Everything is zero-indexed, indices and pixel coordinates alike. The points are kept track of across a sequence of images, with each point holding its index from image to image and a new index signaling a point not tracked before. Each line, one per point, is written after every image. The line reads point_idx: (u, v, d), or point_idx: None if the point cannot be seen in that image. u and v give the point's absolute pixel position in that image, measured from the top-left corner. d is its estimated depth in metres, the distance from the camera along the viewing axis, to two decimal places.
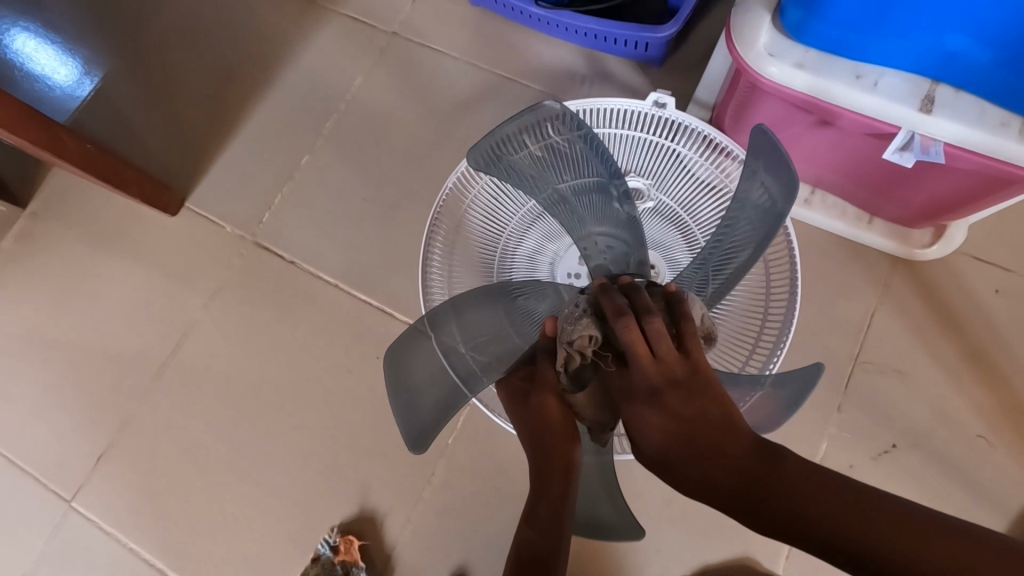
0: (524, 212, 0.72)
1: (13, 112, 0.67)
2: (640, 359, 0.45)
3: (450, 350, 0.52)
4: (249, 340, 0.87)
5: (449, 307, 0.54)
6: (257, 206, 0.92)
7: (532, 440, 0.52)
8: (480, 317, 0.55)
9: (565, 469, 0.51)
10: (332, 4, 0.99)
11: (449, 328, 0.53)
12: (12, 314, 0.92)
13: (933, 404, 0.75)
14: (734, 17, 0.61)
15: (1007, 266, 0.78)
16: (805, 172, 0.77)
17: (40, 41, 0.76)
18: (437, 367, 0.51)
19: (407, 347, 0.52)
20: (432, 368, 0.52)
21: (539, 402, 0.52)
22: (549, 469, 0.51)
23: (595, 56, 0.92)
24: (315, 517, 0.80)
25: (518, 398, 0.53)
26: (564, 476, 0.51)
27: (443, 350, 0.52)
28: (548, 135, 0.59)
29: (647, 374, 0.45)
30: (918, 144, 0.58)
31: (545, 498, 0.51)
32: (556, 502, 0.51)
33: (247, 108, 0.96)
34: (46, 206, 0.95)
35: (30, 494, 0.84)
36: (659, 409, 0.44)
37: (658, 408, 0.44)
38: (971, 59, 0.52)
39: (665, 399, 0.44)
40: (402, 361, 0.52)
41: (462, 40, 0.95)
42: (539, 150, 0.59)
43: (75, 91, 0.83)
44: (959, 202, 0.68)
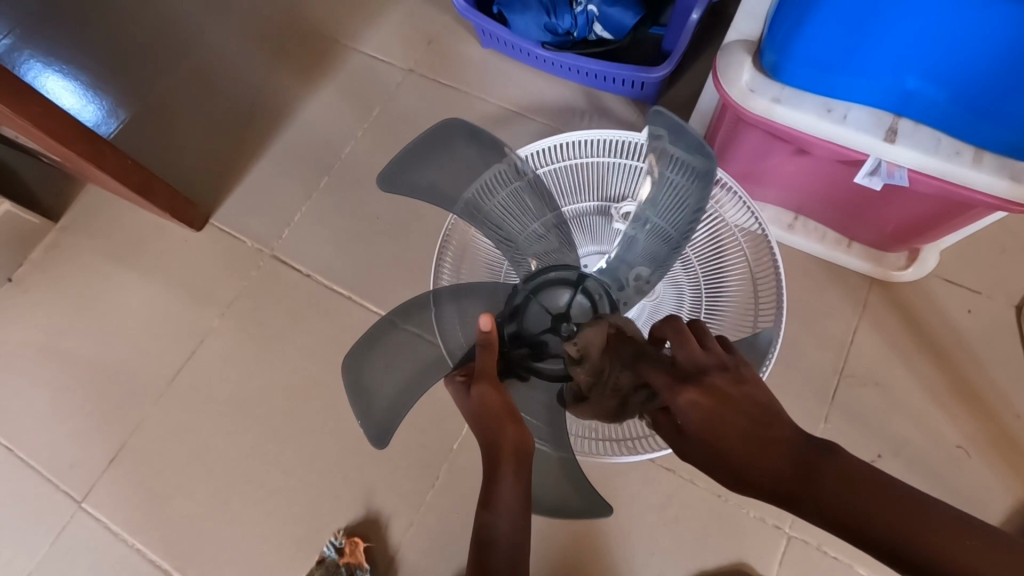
0: (530, 225, 0.69)
1: (65, 129, 0.73)
2: (692, 351, 0.45)
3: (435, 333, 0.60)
4: (263, 348, 0.91)
5: (450, 294, 0.64)
6: (277, 222, 0.98)
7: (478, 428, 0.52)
8: (480, 315, 0.63)
9: (512, 447, 0.49)
10: (354, 43, 1.08)
11: (441, 312, 0.62)
12: (33, 321, 0.95)
13: (914, 415, 0.79)
14: (719, 59, 0.69)
15: (977, 288, 0.84)
16: (788, 199, 0.84)
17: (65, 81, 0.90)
18: (416, 347, 0.60)
19: (379, 339, 0.60)
20: (411, 349, 0.60)
21: (478, 392, 0.52)
22: (502, 453, 0.49)
23: (595, 94, 1.00)
24: (321, 520, 0.82)
25: (461, 385, 0.55)
26: (516, 458, 0.49)
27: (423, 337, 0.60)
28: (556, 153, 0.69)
29: (699, 361, 0.44)
30: (885, 169, 0.66)
31: (503, 480, 0.47)
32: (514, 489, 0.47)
33: (271, 135, 1.03)
34: (76, 220, 1.00)
35: (42, 494, 0.86)
36: (707, 389, 0.41)
37: (708, 390, 0.41)
38: (928, 97, 0.60)
39: (712, 380, 0.42)
40: (377, 355, 0.59)
41: (473, 78, 1.04)
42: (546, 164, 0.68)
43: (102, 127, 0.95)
44: (930, 226, 0.74)
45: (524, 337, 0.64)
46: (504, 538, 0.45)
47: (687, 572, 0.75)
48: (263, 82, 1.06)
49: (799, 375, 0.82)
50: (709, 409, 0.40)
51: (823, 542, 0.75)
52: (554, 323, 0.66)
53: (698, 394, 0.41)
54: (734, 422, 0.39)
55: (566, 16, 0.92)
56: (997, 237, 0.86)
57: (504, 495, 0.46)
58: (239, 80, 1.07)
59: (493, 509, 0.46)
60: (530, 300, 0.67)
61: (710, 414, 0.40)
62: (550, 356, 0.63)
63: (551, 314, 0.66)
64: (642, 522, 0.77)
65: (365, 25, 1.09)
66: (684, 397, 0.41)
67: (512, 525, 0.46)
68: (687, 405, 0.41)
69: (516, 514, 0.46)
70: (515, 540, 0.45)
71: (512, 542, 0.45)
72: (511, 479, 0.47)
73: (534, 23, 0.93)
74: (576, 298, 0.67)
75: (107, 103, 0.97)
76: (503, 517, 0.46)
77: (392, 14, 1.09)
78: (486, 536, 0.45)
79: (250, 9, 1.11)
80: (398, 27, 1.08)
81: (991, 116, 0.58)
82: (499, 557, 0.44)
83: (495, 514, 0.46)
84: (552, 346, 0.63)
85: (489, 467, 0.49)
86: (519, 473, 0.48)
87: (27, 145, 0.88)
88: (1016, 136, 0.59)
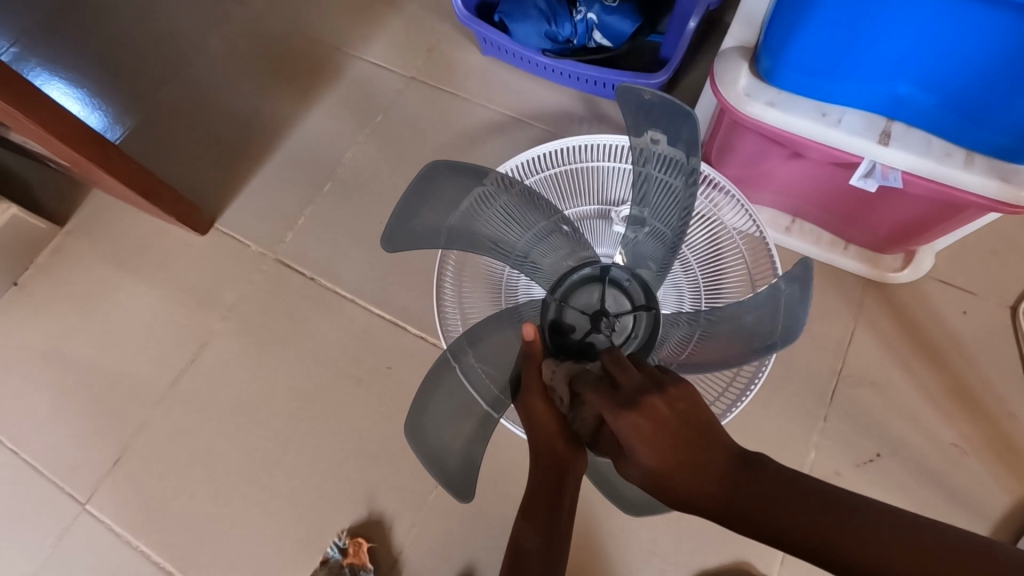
0: (529, 236, 0.66)
1: (74, 132, 0.74)
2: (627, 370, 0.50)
3: (466, 375, 0.59)
4: (266, 350, 0.91)
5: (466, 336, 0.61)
6: (281, 226, 0.99)
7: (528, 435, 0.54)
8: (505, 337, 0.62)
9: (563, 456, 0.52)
10: (355, 50, 1.10)
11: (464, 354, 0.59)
12: (38, 324, 0.96)
13: (911, 414, 0.80)
14: (716, 65, 0.71)
15: (971, 289, 0.86)
16: (786, 202, 0.85)
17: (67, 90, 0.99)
18: (457, 390, 0.58)
19: (439, 370, 0.58)
20: (452, 394, 0.58)
21: (528, 406, 0.54)
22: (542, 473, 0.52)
23: (593, 100, 1.02)
24: (324, 521, 0.82)
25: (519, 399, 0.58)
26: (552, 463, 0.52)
27: (461, 378, 0.58)
28: (490, 200, 0.62)
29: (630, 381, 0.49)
30: (879, 171, 0.67)
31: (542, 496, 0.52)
32: (550, 495, 0.51)
33: (274, 140, 1.05)
34: (82, 225, 1.01)
35: (45, 497, 0.86)
36: (648, 415, 0.45)
37: (648, 414, 0.46)
38: (919, 102, 0.61)
39: (647, 402, 0.46)
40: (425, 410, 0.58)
41: (474, 84, 1.05)
42: (496, 204, 0.62)
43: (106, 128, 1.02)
44: (924, 227, 0.76)
45: (569, 342, 0.65)
46: (536, 549, 0.50)
47: (688, 571, 0.76)
48: (266, 89, 1.08)
49: (799, 376, 0.83)
50: (656, 433, 0.44)
51: None
52: (593, 322, 0.66)
53: (640, 420, 0.45)
54: (674, 444, 0.44)
55: (565, 24, 0.95)
56: (989, 238, 0.88)
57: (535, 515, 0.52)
58: (243, 87, 1.09)
59: (528, 520, 0.51)
60: (564, 304, 0.67)
61: (653, 439, 0.44)
62: (600, 353, 0.64)
63: (589, 315, 0.66)
64: (645, 523, 0.78)
65: (367, 32, 1.11)
66: (628, 433, 0.45)
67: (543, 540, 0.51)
68: (632, 436, 0.45)
69: (547, 527, 0.51)
70: (547, 547, 0.50)
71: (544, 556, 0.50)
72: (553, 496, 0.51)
73: (534, 32, 0.95)
74: (608, 292, 0.68)
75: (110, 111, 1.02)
76: (535, 528, 0.51)
77: (394, 22, 1.11)
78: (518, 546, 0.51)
79: (254, 16, 1.14)
80: (399, 35, 1.10)
81: (980, 119, 0.60)
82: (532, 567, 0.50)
83: (526, 525, 0.52)
84: (599, 342, 0.64)
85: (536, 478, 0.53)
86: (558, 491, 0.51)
87: (35, 150, 0.90)
88: (1005, 138, 0.60)
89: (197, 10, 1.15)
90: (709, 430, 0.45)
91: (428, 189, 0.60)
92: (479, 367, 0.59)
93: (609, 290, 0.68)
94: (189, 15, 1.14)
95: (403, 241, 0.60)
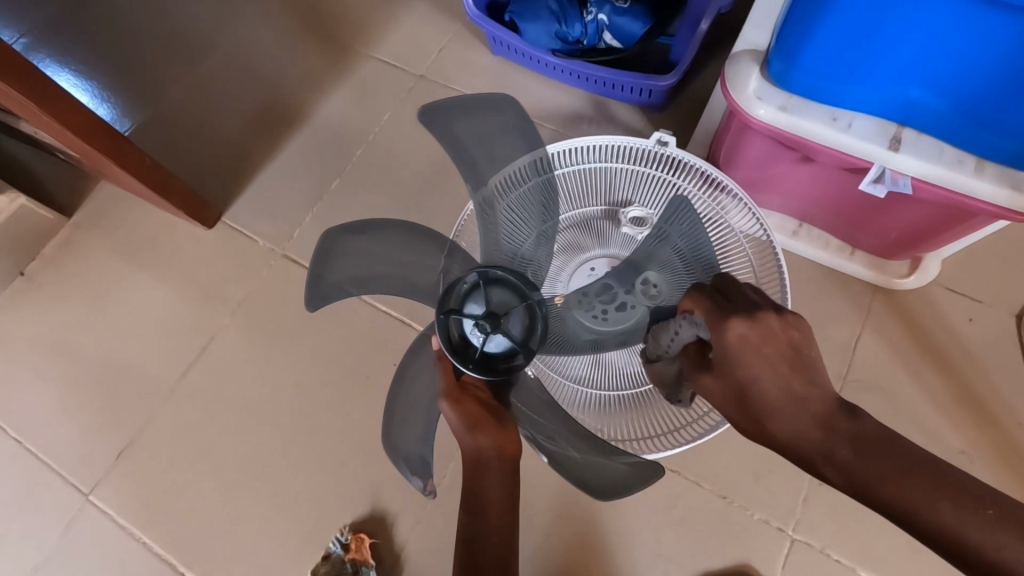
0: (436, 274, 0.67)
1: (88, 125, 0.74)
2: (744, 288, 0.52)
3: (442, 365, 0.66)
4: (271, 345, 0.92)
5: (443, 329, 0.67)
6: (289, 221, 0.99)
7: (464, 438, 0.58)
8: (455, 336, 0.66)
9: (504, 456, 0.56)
10: (365, 48, 1.10)
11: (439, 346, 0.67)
12: (45, 315, 0.96)
13: (916, 421, 0.80)
14: (727, 68, 0.71)
15: (978, 296, 0.86)
16: (794, 206, 0.85)
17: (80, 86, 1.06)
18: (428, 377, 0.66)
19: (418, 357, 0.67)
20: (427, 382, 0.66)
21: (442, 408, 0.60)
22: (485, 460, 0.55)
23: (602, 101, 1.02)
24: (328, 516, 0.82)
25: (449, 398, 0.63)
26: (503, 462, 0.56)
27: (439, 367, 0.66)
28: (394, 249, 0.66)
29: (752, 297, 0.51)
30: (889, 177, 0.67)
31: (490, 485, 0.55)
32: (502, 489, 0.55)
33: (283, 135, 1.05)
34: (90, 217, 1.02)
35: (50, 487, 0.87)
36: (759, 328, 0.47)
37: (760, 326, 0.47)
38: (931, 108, 0.61)
39: (767, 321, 0.48)
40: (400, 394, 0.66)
41: (483, 84, 1.05)
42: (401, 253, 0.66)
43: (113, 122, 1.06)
44: (933, 233, 0.76)
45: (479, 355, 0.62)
46: (496, 538, 0.52)
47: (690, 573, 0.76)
48: (276, 84, 1.08)
49: None
50: (770, 353, 0.46)
51: (826, 545, 0.76)
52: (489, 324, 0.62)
53: (754, 334, 0.47)
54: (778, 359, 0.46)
55: (576, 25, 0.95)
56: (997, 246, 0.88)
57: (492, 507, 0.53)
58: (252, 82, 1.09)
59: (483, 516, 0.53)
60: (453, 317, 0.63)
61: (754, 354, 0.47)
62: (509, 354, 0.63)
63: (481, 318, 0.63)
64: (648, 525, 0.78)
65: (378, 30, 1.11)
66: (735, 336, 0.47)
67: (501, 529, 0.53)
68: (739, 340, 0.47)
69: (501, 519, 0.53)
70: (504, 538, 0.53)
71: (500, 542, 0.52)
72: (497, 479, 0.55)
73: (545, 32, 0.95)
74: (489, 294, 0.65)
75: (119, 107, 1.08)
76: (491, 521, 0.53)
77: (404, 20, 1.12)
78: (477, 540, 0.52)
79: (265, 12, 1.14)
80: (409, 33, 1.11)
81: (992, 126, 0.60)
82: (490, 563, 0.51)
83: (488, 521, 0.53)
84: (501, 345, 0.63)
85: (477, 468, 0.55)
86: (503, 473, 0.55)
87: (46, 142, 0.90)
88: (1016, 146, 0.60)
89: (208, 6, 1.15)
90: (815, 365, 0.47)
91: (337, 243, 0.65)
92: None
93: (492, 292, 0.65)
94: (200, 11, 1.15)
95: (321, 299, 0.66)
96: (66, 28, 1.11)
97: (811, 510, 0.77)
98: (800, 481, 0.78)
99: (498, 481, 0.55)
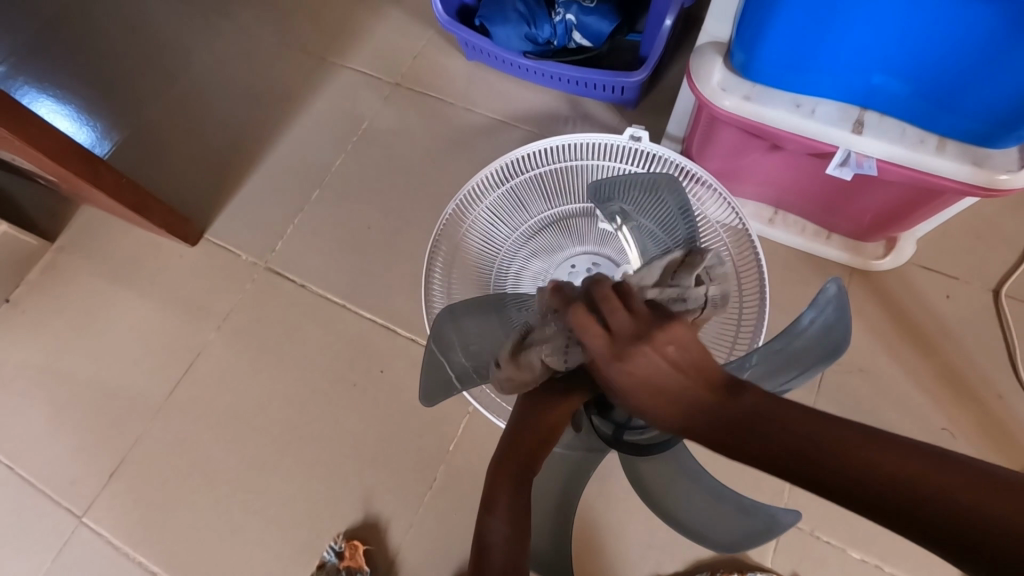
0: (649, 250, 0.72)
1: (63, 149, 0.75)
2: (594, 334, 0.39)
3: (445, 348, 0.63)
4: (259, 358, 0.92)
5: (446, 314, 0.63)
6: (270, 234, 1.00)
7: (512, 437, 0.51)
8: (476, 325, 0.64)
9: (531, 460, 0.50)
10: (340, 59, 1.11)
11: (444, 326, 0.63)
12: (30, 340, 0.97)
13: (899, 400, 0.81)
14: (692, 61, 0.72)
15: (954, 274, 0.87)
16: (768, 195, 0.86)
17: (67, 113, 1.08)
18: (439, 359, 0.63)
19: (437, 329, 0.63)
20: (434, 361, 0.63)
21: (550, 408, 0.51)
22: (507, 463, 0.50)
23: (577, 100, 1.03)
24: (322, 525, 0.83)
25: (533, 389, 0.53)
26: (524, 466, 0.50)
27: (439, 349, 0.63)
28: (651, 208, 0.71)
29: (626, 330, 0.38)
30: (854, 160, 0.68)
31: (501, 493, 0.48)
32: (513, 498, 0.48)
33: (262, 149, 1.06)
34: (73, 240, 1.02)
35: (42, 511, 0.87)
36: (643, 370, 0.37)
37: (643, 365, 0.37)
38: (891, 91, 0.62)
39: (647, 359, 0.37)
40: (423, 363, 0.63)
41: (458, 89, 1.06)
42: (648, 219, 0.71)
43: (94, 146, 1.07)
44: (904, 213, 0.77)
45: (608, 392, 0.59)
46: (498, 550, 0.45)
47: (684, 563, 0.77)
48: (252, 99, 1.09)
49: None
50: (671, 366, 0.37)
51: (815, 528, 0.77)
52: None
53: (648, 379, 0.37)
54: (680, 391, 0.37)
55: (545, 26, 0.96)
56: (970, 223, 0.89)
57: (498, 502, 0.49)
58: (229, 100, 1.09)
59: (492, 516, 0.47)
60: None
61: (647, 386, 0.37)
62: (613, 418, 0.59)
63: None
64: (640, 517, 0.79)
65: (352, 41, 1.12)
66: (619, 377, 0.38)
67: (510, 530, 0.46)
68: (630, 378, 0.38)
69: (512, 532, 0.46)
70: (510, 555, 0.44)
71: (508, 549, 0.45)
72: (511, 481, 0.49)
73: (515, 34, 0.96)
74: None
75: (101, 128, 1.09)
76: (500, 526, 0.46)
77: (377, 30, 1.13)
78: (484, 541, 0.45)
79: (239, 29, 1.15)
80: (383, 42, 1.11)
81: (952, 106, 0.61)
82: (497, 562, 0.44)
83: (494, 520, 0.47)
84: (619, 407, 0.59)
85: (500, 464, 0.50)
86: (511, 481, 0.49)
87: (24, 167, 0.90)
88: (972, 123, 0.61)
89: (182, 26, 1.16)
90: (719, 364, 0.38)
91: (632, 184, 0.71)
92: (462, 358, 0.63)
93: None
94: (175, 30, 1.15)
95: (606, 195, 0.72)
96: (45, 56, 1.13)
97: (799, 493, 0.78)
98: None
99: (507, 482, 0.49)
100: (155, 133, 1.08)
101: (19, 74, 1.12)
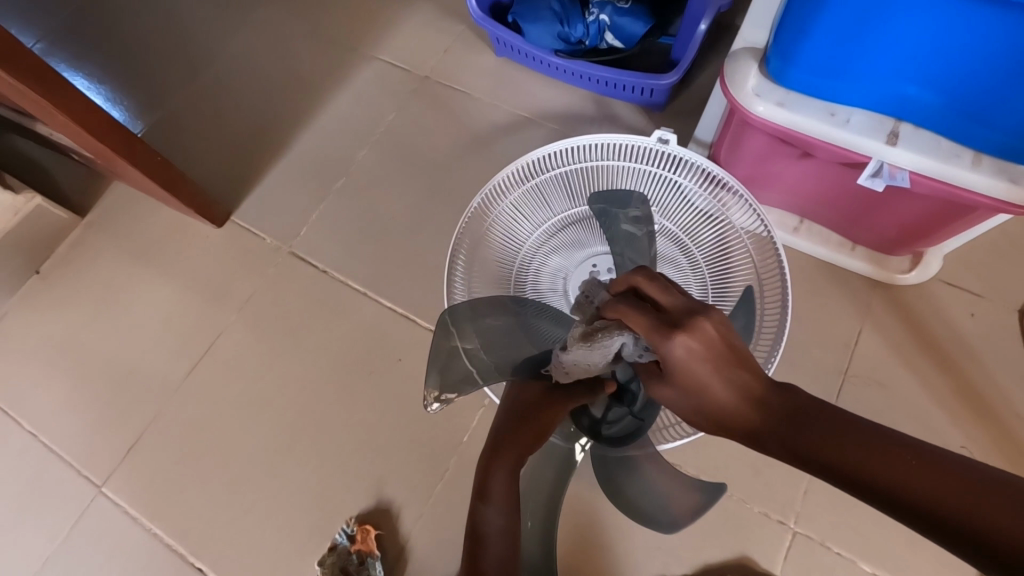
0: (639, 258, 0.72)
1: (101, 123, 0.76)
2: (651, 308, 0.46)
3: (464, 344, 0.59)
4: (279, 340, 0.93)
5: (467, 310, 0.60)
6: (297, 218, 1.01)
7: (507, 418, 0.56)
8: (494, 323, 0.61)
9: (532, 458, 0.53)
10: (371, 50, 1.12)
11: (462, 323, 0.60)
12: (57, 311, 0.99)
13: (917, 415, 0.81)
14: (726, 65, 0.72)
15: (978, 291, 0.86)
16: (793, 203, 0.86)
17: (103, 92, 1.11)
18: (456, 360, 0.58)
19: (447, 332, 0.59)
20: (453, 364, 0.58)
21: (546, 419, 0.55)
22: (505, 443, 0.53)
23: (604, 101, 1.03)
24: (334, 508, 0.84)
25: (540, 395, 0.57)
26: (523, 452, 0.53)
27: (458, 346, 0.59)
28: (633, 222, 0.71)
29: (676, 311, 0.45)
30: (886, 171, 0.68)
31: (497, 474, 0.51)
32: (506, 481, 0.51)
33: (290, 135, 1.07)
34: (103, 216, 1.04)
35: (63, 477, 0.89)
36: (696, 336, 0.42)
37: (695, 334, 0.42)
38: (928, 104, 0.62)
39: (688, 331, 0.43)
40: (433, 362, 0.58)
41: (486, 84, 1.07)
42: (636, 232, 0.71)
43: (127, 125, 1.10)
44: (934, 228, 0.76)
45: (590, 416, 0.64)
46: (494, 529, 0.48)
47: (692, 566, 0.77)
48: (283, 86, 1.11)
49: (803, 374, 0.84)
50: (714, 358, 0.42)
51: (826, 538, 0.76)
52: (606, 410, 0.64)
53: (698, 365, 0.42)
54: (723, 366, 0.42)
55: (578, 25, 0.96)
56: (998, 241, 0.88)
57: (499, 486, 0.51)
58: (260, 86, 1.11)
59: (488, 502, 0.50)
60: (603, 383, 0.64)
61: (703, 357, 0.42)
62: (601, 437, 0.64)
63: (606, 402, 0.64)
64: None
65: (383, 33, 1.13)
66: (675, 346, 0.43)
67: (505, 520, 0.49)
68: (676, 351, 0.43)
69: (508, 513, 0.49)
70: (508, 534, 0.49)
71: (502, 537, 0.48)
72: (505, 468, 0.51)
73: (547, 33, 0.96)
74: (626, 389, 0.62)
75: (134, 109, 1.11)
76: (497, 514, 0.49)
77: (409, 23, 1.14)
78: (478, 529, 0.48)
79: (273, 17, 1.16)
80: (414, 36, 1.12)
81: (994, 121, 0.60)
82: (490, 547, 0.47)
83: (489, 509, 0.49)
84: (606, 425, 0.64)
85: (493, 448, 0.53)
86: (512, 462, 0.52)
87: (60, 142, 0.92)
88: (1011, 138, 0.61)
89: (218, 12, 1.18)
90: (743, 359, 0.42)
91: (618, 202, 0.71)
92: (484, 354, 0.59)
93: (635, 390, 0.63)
94: (209, 16, 1.17)
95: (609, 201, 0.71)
96: (85, 36, 1.16)
97: (812, 502, 0.78)
98: (801, 475, 0.79)
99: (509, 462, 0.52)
100: (187, 115, 1.10)
101: (59, 52, 1.15)
